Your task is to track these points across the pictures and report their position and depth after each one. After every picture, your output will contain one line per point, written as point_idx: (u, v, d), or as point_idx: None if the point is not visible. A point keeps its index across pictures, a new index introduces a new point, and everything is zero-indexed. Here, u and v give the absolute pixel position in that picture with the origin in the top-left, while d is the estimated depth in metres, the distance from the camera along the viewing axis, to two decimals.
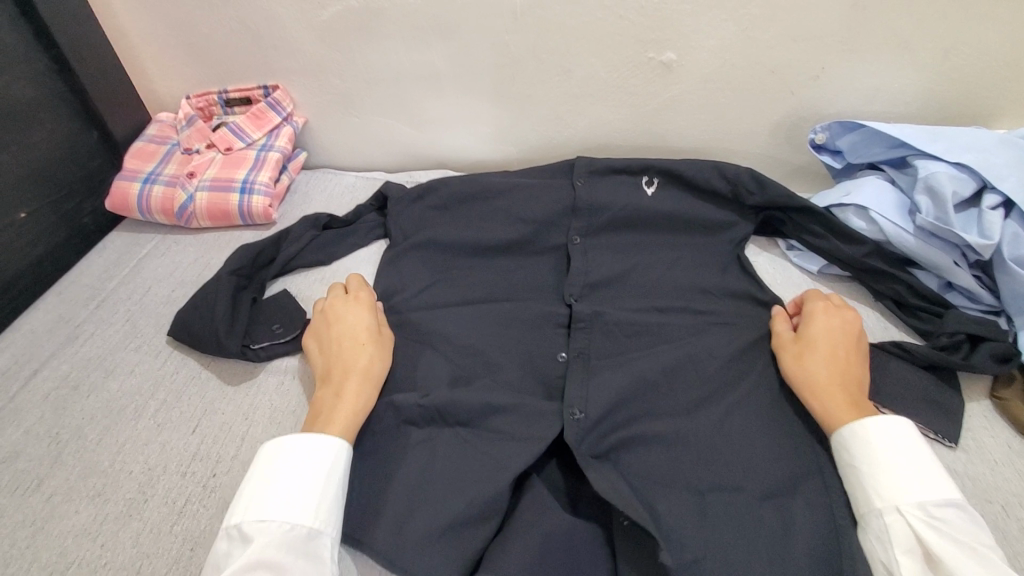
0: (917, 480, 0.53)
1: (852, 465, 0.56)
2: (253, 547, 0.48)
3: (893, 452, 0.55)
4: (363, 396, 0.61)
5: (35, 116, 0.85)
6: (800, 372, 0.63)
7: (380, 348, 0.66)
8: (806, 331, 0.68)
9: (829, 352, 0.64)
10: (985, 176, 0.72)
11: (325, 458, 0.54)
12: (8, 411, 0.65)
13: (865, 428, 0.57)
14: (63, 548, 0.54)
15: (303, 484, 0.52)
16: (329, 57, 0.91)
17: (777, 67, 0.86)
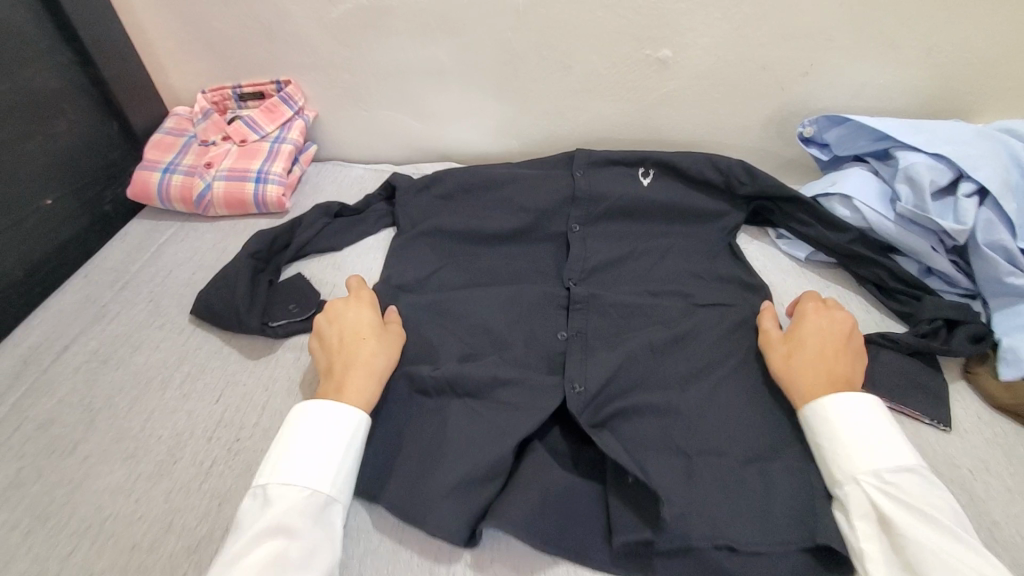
0: (875, 452, 0.56)
1: (816, 439, 0.59)
2: (274, 508, 0.52)
3: (855, 427, 0.58)
4: (368, 387, 0.62)
5: (59, 108, 0.89)
6: (786, 372, 0.64)
7: (383, 341, 0.67)
8: (795, 329, 0.68)
9: (818, 352, 0.65)
10: (961, 166, 0.76)
11: (342, 432, 0.58)
12: (42, 382, 0.70)
13: (834, 412, 0.59)
14: (100, 503, 0.58)
15: (322, 455, 0.56)
16: (340, 53, 0.96)
17: (767, 64, 0.90)
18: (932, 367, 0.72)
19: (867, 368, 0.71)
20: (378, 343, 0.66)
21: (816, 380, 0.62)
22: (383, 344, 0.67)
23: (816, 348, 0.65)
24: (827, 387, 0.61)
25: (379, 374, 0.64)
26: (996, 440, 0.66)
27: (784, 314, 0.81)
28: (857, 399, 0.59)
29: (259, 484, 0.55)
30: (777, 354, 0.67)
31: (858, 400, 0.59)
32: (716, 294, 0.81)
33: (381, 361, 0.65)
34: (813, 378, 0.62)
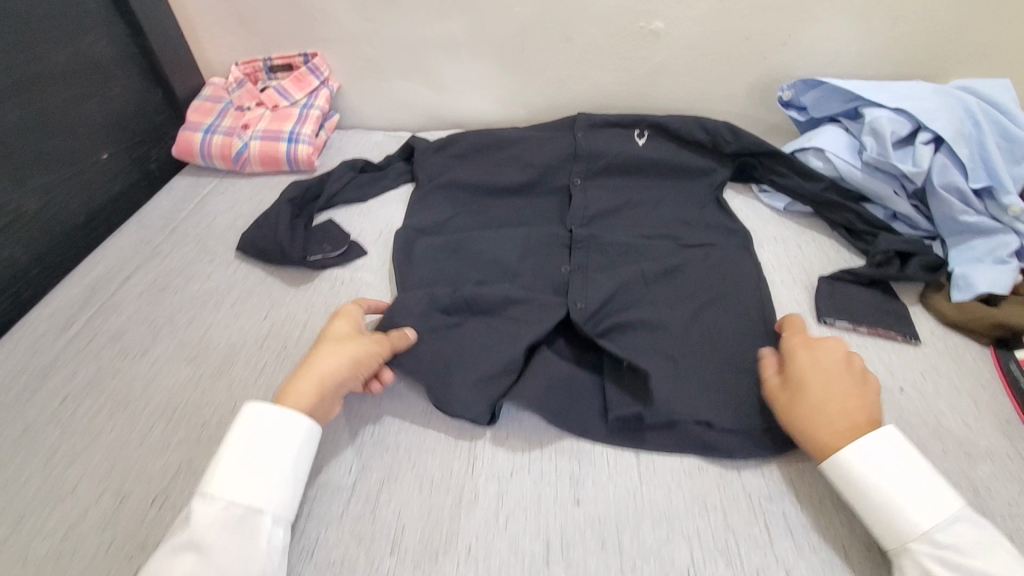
0: (922, 512, 0.52)
1: (852, 503, 0.56)
2: (194, 522, 0.52)
3: (887, 485, 0.54)
4: (309, 387, 0.60)
5: (114, 73, 1.00)
6: (798, 425, 0.59)
7: (337, 346, 0.64)
8: (790, 362, 0.64)
9: (823, 392, 0.59)
10: (919, 118, 0.86)
11: (273, 446, 0.56)
12: (112, 303, 0.80)
13: (860, 473, 0.55)
14: (171, 393, 0.68)
15: (249, 468, 0.55)
16: (363, 27, 1.06)
17: (749, 34, 1.00)
18: (891, 291, 0.81)
19: (834, 295, 0.80)
20: (334, 346, 0.64)
21: (825, 420, 0.58)
22: (342, 346, 0.64)
23: (815, 380, 0.61)
24: (836, 426, 0.57)
25: (325, 376, 0.61)
26: (948, 349, 0.75)
27: (765, 253, 0.90)
28: (872, 441, 0.56)
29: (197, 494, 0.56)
30: (777, 396, 0.63)
31: (874, 443, 0.56)
32: (702, 233, 0.90)
33: (330, 361, 0.62)
34: (821, 421, 0.58)
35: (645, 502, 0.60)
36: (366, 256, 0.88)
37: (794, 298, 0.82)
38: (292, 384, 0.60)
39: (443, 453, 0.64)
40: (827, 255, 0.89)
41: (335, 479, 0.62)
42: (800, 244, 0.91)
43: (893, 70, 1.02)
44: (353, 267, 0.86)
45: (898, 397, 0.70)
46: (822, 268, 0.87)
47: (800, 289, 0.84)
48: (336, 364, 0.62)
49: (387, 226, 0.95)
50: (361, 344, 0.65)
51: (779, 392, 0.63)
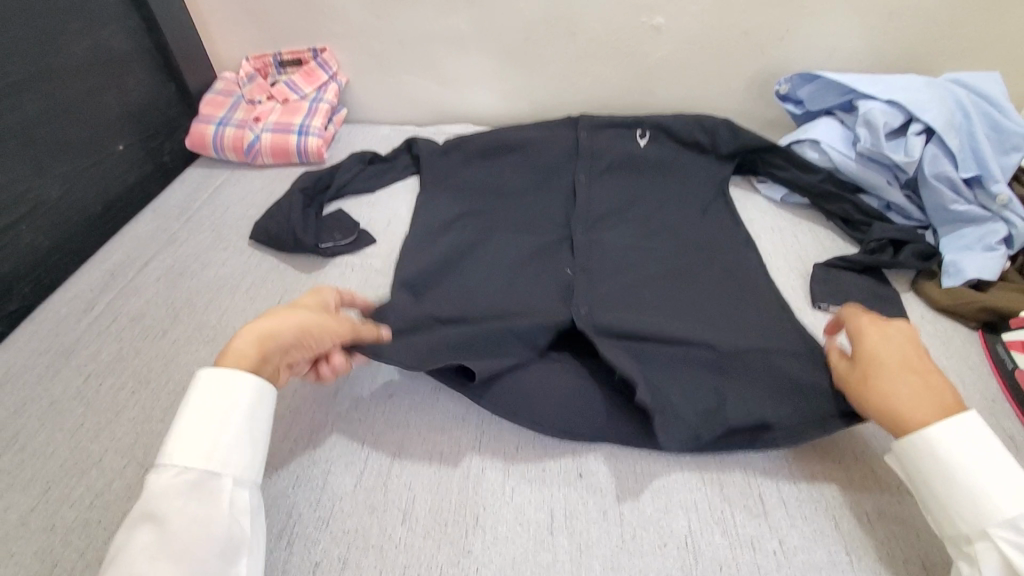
0: (1005, 497, 0.50)
1: (929, 483, 0.54)
2: (150, 489, 0.50)
3: (968, 465, 0.52)
4: (248, 342, 0.58)
5: (130, 67, 1.03)
6: (876, 401, 0.58)
7: (287, 308, 0.62)
8: (860, 342, 0.63)
9: (897, 369, 0.59)
10: (911, 109, 0.88)
11: (222, 406, 0.55)
12: (130, 287, 0.83)
13: (943, 453, 0.53)
14: (190, 371, 0.70)
15: (202, 430, 0.53)
16: (372, 22, 1.08)
17: (748, 30, 1.03)
18: (885, 278, 0.84)
19: (829, 282, 0.83)
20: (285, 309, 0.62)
21: (909, 397, 0.56)
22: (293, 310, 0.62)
23: (891, 358, 0.59)
24: (920, 404, 0.56)
25: (268, 335, 0.59)
26: (939, 333, 0.78)
27: (762, 242, 0.93)
28: (958, 418, 0.54)
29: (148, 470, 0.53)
30: (853, 377, 0.61)
31: (959, 420, 0.54)
32: (706, 230, 0.92)
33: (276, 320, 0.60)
34: (903, 398, 0.56)
35: (645, 474, 0.63)
36: (376, 244, 0.91)
37: (790, 284, 0.85)
38: (231, 341, 0.58)
39: (452, 428, 0.67)
40: (822, 244, 0.92)
41: (349, 452, 0.65)
42: (797, 234, 0.94)
43: (888, 65, 1.05)
44: (362, 254, 0.89)
45: None
46: (818, 256, 0.90)
47: (796, 276, 0.86)
48: (281, 325, 0.60)
49: (395, 215, 0.97)
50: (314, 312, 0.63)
51: (854, 374, 0.61)
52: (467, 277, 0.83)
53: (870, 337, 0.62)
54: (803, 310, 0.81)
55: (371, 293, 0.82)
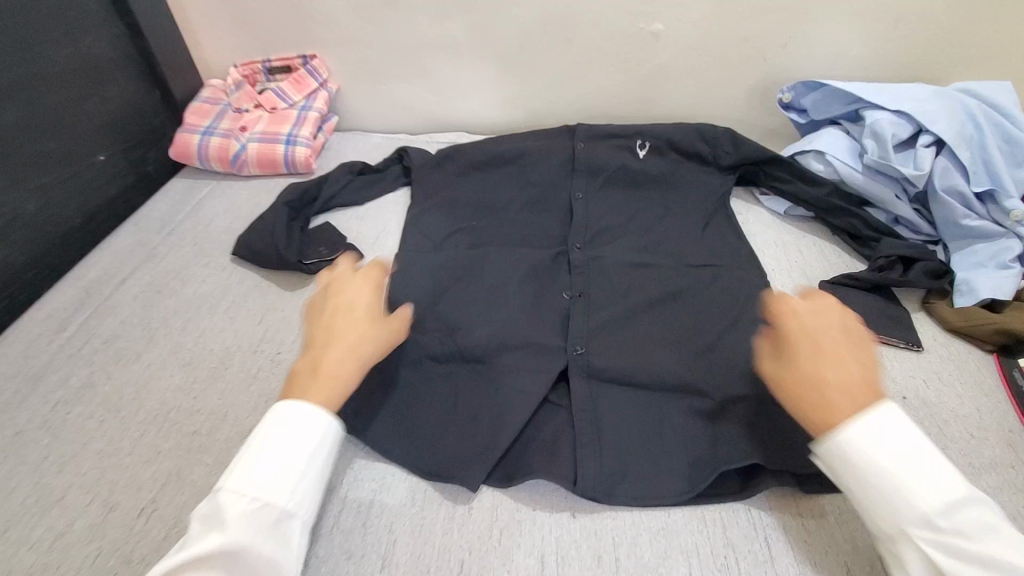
0: (924, 491, 0.47)
1: (849, 483, 0.51)
2: (226, 520, 0.47)
3: (885, 463, 0.49)
4: (352, 376, 0.57)
5: (111, 74, 0.99)
6: (792, 397, 0.55)
7: (375, 326, 0.61)
8: (781, 331, 0.59)
9: (813, 360, 0.55)
10: (919, 120, 0.85)
11: (311, 442, 0.53)
12: (105, 306, 0.79)
13: (857, 452, 0.50)
14: (164, 398, 0.67)
15: (286, 466, 0.51)
16: (362, 29, 1.05)
17: (749, 37, 0.99)
18: (893, 297, 0.80)
19: (836, 302, 0.79)
20: (374, 328, 0.61)
21: (822, 392, 0.53)
22: (380, 330, 0.62)
23: (807, 348, 0.56)
24: (842, 399, 0.52)
25: (366, 364, 0.59)
26: (952, 357, 0.74)
27: (764, 258, 0.89)
28: (877, 412, 0.50)
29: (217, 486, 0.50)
30: (775, 372, 0.57)
31: (877, 414, 0.50)
32: (707, 249, 0.89)
33: (371, 347, 0.60)
34: (819, 391, 0.53)
35: (643, 514, 0.59)
36: (363, 260, 0.87)
37: None
38: (329, 365, 0.56)
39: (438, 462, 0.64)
40: (828, 260, 0.88)
41: (328, 489, 0.62)
42: (801, 249, 0.91)
43: (896, 72, 1.01)
44: (349, 271, 0.85)
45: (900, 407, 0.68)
46: (823, 273, 0.86)
47: (800, 294, 0.83)
48: (374, 352, 0.60)
49: (384, 229, 0.94)
50: (394, 331, 0.63)
51: (775, 368, 0.57)
52: (456, 296, 0.80)
53: (791, 323, 0.58)
54: None
55: None
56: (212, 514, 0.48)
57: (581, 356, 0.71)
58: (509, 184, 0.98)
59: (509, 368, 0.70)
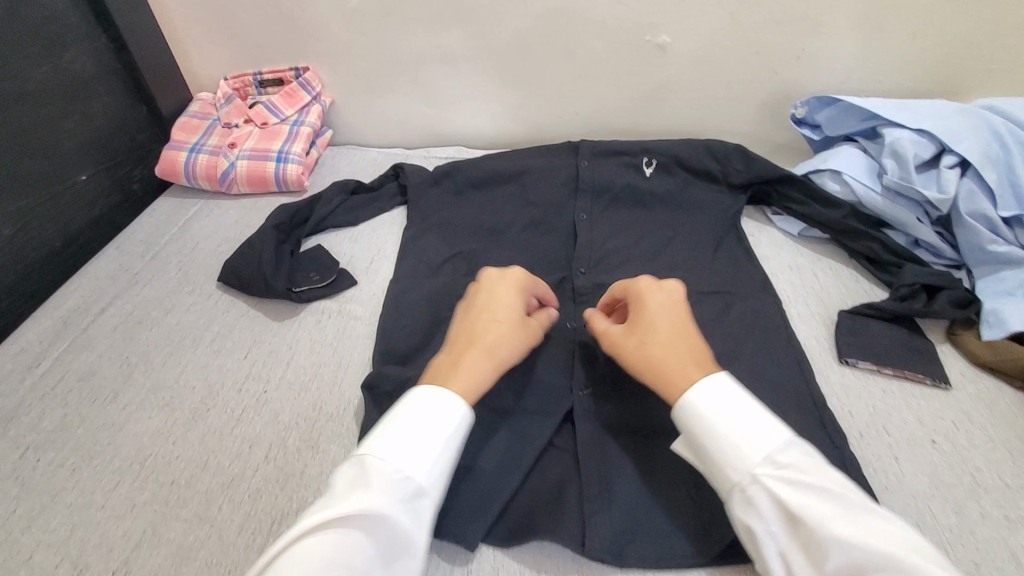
0: (760, 436, 0.50)
1: (702, 443, 0.52)
2: (365, 483, 0.48)
3: (726, 415, 0.51)
4: (487, 378, 0.57)
5: (94, 90, 0.95)
6: (648, 364, 0.57)
7: (516, 330, 0.60)
8: (633, 304, 0.62)
9: (667, 332, 0.58)
10: (942, 139, 0.81)
11: (450, 423, 0.53)
12: (83, 338, 0.75)
13: (705, 407, 0.52)
14: (141, 444, 0.63)
15: (426, 441, 0.51)
16: (357, 41, 1.01)
17: (760, 49, 0.95)
18: (917, 329, 0.76)
19: (859, 336, 0.74)
20: (513, 331, 0.60)
21: (675, 360, 0.56)
22: (520, 335, 0.60)
23: (663, 322, 0.59)
24: (683, 366, 0.56)
25: (502, 367, 0.58)
26: (981, 395, 0.70)
27: (779, 283, 0.85)
28: (712, 377, 0.54)
29: (360, 452, 0.51)
30: (623, 339, 0.60)
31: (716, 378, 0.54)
32: (719, 275, 0.84)
33: (509, 351, 0.59)
34: (671, 357, 0.56)
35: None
36: (356, 286, 0.83)
37: (812, 334, 0.77)
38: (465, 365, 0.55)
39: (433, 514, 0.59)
40: (847, 286, 0.84)
41: None
42: (817, 273, 0.86)
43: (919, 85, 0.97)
44: (341, 299, 0.81)
45: (930, 452, 0.64)
46: (842, 300, 0.82)
47: (818, 324, 0.78)
48: (512, 355, 0.59)
49: (378, 252, 0.90)
50: (531, 335, 0.62)
51: (624, 335, 0.61)
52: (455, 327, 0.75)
53: (648, 299, 0.61)
54: (828, 365, 0.73)
55: (348, 346, 0.74)
56: (355, 477, 0.49)
57: (586, 397, 0.67)
58: (510, 205, 0.93)
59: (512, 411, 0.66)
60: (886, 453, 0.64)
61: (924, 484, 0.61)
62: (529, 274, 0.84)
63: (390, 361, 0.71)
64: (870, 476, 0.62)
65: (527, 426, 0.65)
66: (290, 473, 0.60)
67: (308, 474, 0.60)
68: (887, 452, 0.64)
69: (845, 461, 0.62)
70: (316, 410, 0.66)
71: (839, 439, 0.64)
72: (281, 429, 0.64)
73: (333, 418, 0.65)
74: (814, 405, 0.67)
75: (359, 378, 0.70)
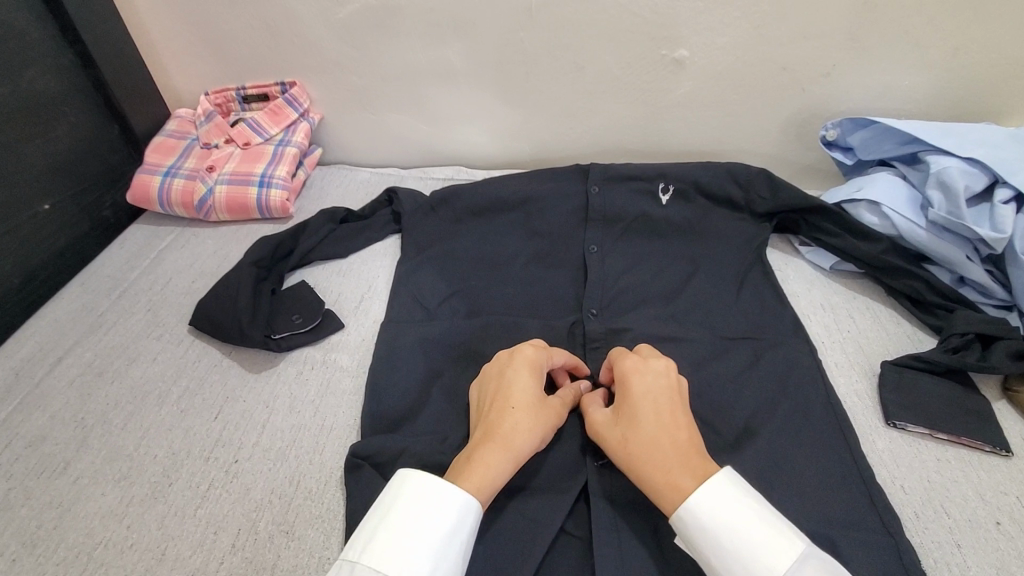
0: (770, 551, 0.46)
1: (706, 556, 0.48)
2: None
3: (733, 528, 0.47)
4: (503, 474, 0.52)
5: (60, 110, 0.87)
6: (631, 463, 0.53)
7: (530, 414, 0.56)
8: (618, 386, 0.58)
9: (651, 426, 0.53)
10: (996, 171, 0.73)
11: (449, 521, 0.49)
12: (36, 395, 0.70)
13: (707, 520, 0.48)
14: (89, 529, 0.58)
15: (422, 544, 0.47)
16: (346, 55, 0.91)
17: (788, 65, 0.84)
18: (970, 385, 0.68)
19: (904, 393, 0.67)
20: (529, 417, 0.55)
21: (658, 460, 0.51)
22: (537, 420, 0.56)
23: (646, 413, 0.54)
24: (666, 466, 0.51)
25: (520, 458, 0.54)
26: None
27: (811, 327, 0.77)
28: (708, 481, 0.49)
29: (350, 556, 0.47)
30: (604, 425, 0.57)
31: (710, 481, 0.49)
32: (746, 317, 0.75)
33: (526, 439, 0.54)
34: (655, 458, 0.51)
35: None
36: (344, 330, 0.75)
37: (851, 389, 0.69)
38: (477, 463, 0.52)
39: None
40: (886, 330, 0.76)
41: None
42: (853, 314, 0.78)
43: (972, 109, 0.86)
44: (326, 346, 0.74)
45: (995, 536, 0.56)
46: (883, 348, 0.74)
47: (857, 377, 0.71)
48: (531, 443, 0.55)
49: (369, 289, 0.81)
50: (551, 417, 0.57)
51: (609, 426, 0.56)
52: (455, 382, 0.67)
53: (632, 386, 0.56)
54: (871, 429, 0.65)
55: (330, 404, 0.67)
56: None
57: (603, 467, 0.60)
58: (513, 236, 0.85)
59: (519, 486, 0.60)
60: (946, 540, 0.56)
61: None
62: (535, 317, 0.76)
63: (378, 424, 0.63)
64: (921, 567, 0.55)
65: (535, 507, 0.58)
66: (262, 566, 0.54)
67: (281, 568, 0.54)
68: (936, 537, 0.56)
69: (896, 550, 0.54)
70: (293, 486, 0.60)
71: (889, 522, 0.56)
72: (252, 509, 0.58)
73: (312, 494, 0.59)
74: (859, 478, 0.59)
75: (343, 446, 0.63)
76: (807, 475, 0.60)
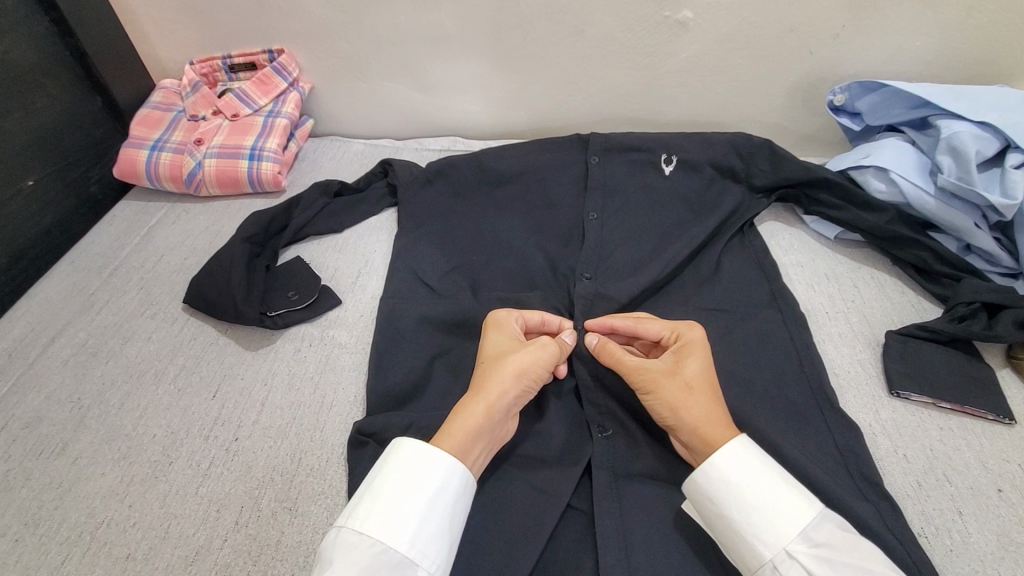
0: (789, 509, 0.47)
1: (726, 514, 0.49)
2: (345, 559, 0.45)
3: (755, 487, 0.48)
4: (477, 417, 0.53)
5: (38, 83, 0.84)
6: (695, 414, 0.53)
7: (498, 361, 0.57)
8: (678, 348, 0.58)
9: (713, 390, 0.55)
10: (1008, 134, 0.71)
11: (431, 484, 0.49)
12: (30, 376, 0.69)
13: (727, 479, 0.49)
14: (90, 509, 0.58)
15: (405, 506, 0.47)
16: (335, 20, 0.87)
17: (797, 26, 0.80)
18: (973, 354, 0.67)
19: (909, 365, 0.66)
20: (495, 365, 0.57)
21: (720, 419, 0.53)
22: (506, 363, 0.57)
23: (709, 378, 0.56)
24: (726, 425, 0.53)
25: (493, 399, 0.54)
26: None
27: (815, 297, 0.76)
28: (737, 442, 0.51)
29: (339, 523, 0.48)
30: (666, 377, 0.55)
31: (739, 444, 0.51)
32: (755, 288, 0.73)
33: (496, 383, 0.55)
34: (718, 416, 0.53)
35: None
36: (341, 306, 0.74)
37: (855, 359, 0.69)
38: (451, 418, 0.53)
39: None
40: (890, 299, 0.75)
41: None
42: (857, 285, 0.77)
43: (985, 70, 0.83)
44: (324, 322, 0.73)
45: (995, 503, 0.57)
46: (886, 318, 0.73)
47: (861, 347, 0.70)
48: (501, 385, 0.55)
49: (366, 264, 0.80)
50: (523, 357, 0.57)
51: (667, 376, 0.55)
52: (456, 359, 0.67)
53: (697, 351, 0.57)
54: (874, 399, 0.65)
55: (328, 381, 0.66)
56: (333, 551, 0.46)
57: (606, 441, 0.60)
58: (512, 209, 0.83)
59: (522, 459, 0.60)
60: (948, 507, 0.57)
61: (990, 544, 0.54)
62: (535, 291, 0.74)
63: (378, 401, 0.63)
64: (921, 534, 0.55)
65: (539, 482, 0.58)
66: (266, 543, 0.54)
67: (284, 544, 0.54)
68: (937, 504, 0.57)
69: (898, 518, 0.54)
70: (295, 463, 0.60)
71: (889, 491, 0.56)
72: (254, 486, 0.58)
73: (314, 470, 0.59)
74: (863, 447, 0.59)
75: (344, 423, 0.63)
76: (809, 447, 0.60)
